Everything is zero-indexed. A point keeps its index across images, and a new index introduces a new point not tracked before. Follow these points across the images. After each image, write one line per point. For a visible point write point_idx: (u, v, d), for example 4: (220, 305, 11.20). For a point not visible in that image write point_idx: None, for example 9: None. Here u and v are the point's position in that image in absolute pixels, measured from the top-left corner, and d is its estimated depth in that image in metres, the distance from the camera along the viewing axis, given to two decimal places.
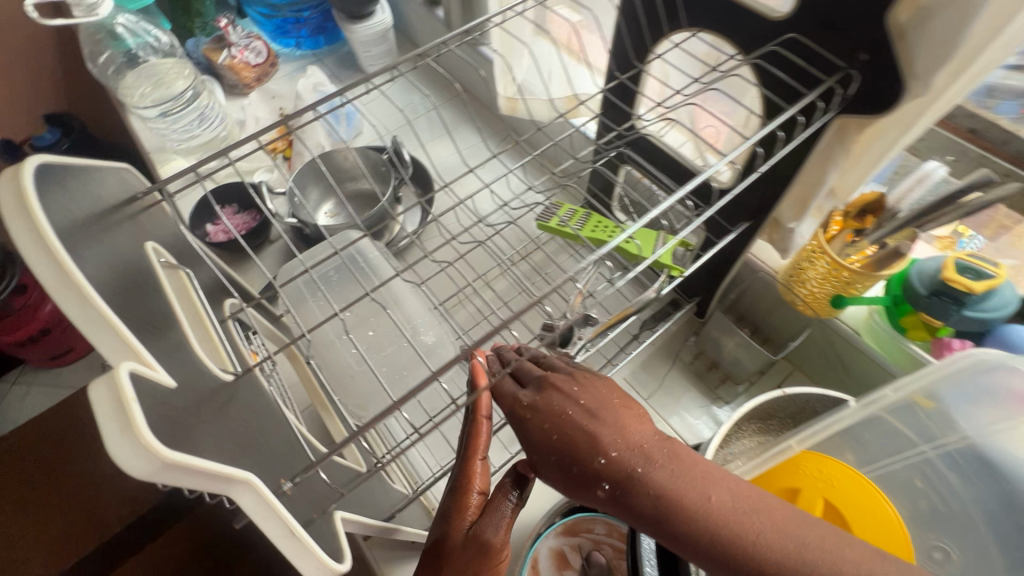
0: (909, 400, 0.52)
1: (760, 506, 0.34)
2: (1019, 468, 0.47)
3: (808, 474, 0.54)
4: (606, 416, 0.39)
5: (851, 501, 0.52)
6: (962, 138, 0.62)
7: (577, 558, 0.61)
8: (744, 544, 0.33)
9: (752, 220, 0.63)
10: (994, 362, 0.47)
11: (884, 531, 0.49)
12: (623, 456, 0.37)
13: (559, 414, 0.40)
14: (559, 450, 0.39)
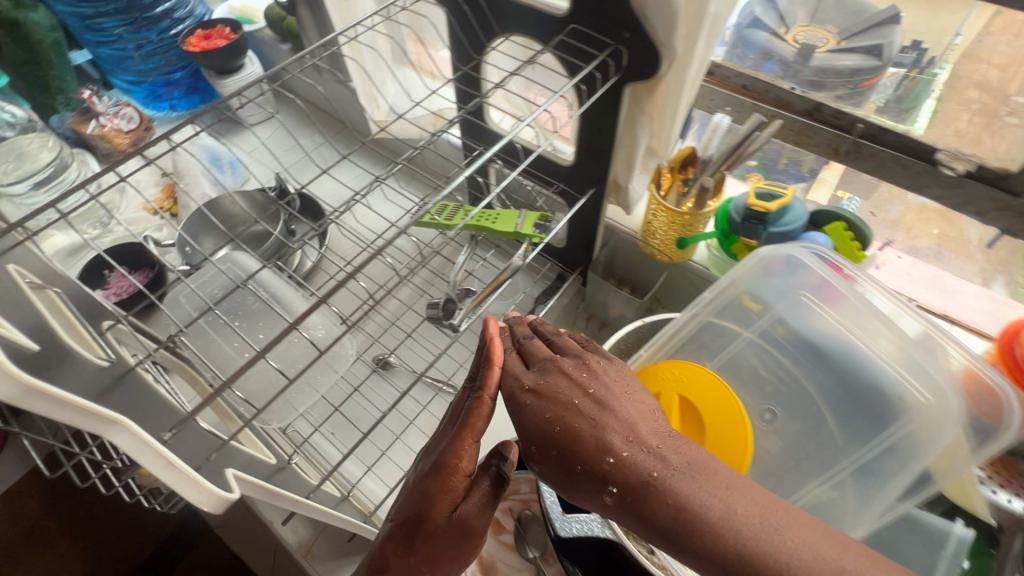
0: (737, 299, 0.64)
1: (768, 511, 0.38)
2: (825, 340, 0.59)
3: (667, 378, 0.57)
4: (619, 408, 0.44)
5: (703, 392, 0.55)
6: (737, 94, 0.70)
7: (509, 520, 0.70)
8: (753, 545, 0.36)
9: (596, 185, 0.72)
10: (773, 257, 0.63)
11: (731, 412, 0.53)
12: (646, 462, 0.40)
13: (568, 403, 0.44)
14: (561, 444, 0.43)
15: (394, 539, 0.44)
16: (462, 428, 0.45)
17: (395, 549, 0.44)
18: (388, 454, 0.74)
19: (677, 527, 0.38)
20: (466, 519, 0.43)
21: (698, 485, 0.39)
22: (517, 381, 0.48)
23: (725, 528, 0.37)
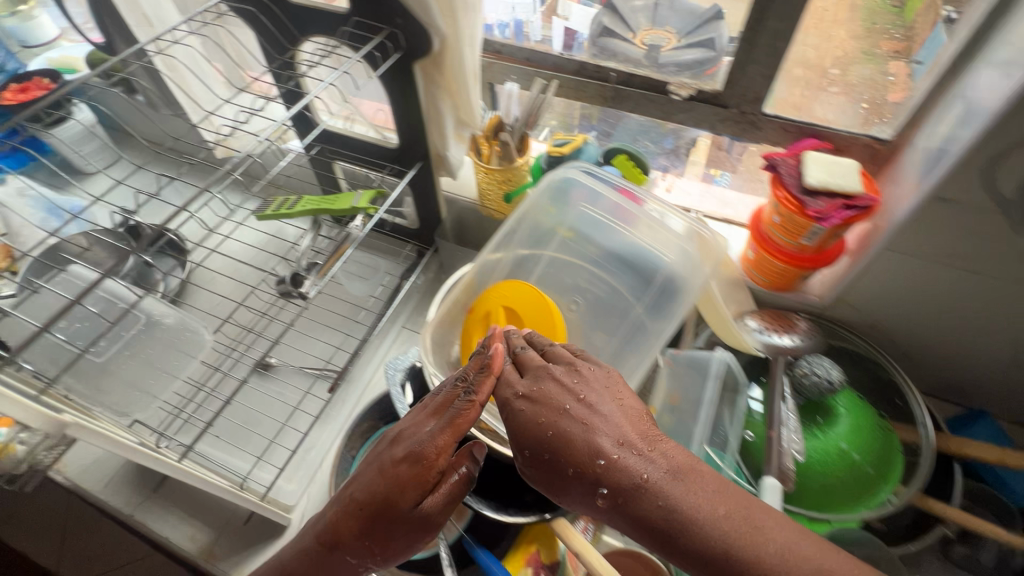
0: (559, 230, 0.73)
1: (748, 514, 0.42)
2: (631, 247, 0.71)
3: (497, 297, 0.66)
4: (609, 415, 0.46)
5: (526, 303, 0.64)
6: (519, 63, 0.83)
7: None
8: (736, 548, 0.41)
9: (421, 159, 0.83)
10: (574, 181, 0.73)
11: (551, 314, 0.63)
12: (634, 469, 0.43)
13: (560, 409, 0.47)
14: (553, 447, 0.46)
15: (354, 532, 0.48)
16: (446, 430, 0.47)
17: (354, 530, 0.48)
18: (276, 441, 0.78)
19: (661, 529, 0.42)
20: (430, 510, 0.47)
21: (691, 495, 0.43)
22: (510, 387, 0.50)
23: (705, 528, 0.41)
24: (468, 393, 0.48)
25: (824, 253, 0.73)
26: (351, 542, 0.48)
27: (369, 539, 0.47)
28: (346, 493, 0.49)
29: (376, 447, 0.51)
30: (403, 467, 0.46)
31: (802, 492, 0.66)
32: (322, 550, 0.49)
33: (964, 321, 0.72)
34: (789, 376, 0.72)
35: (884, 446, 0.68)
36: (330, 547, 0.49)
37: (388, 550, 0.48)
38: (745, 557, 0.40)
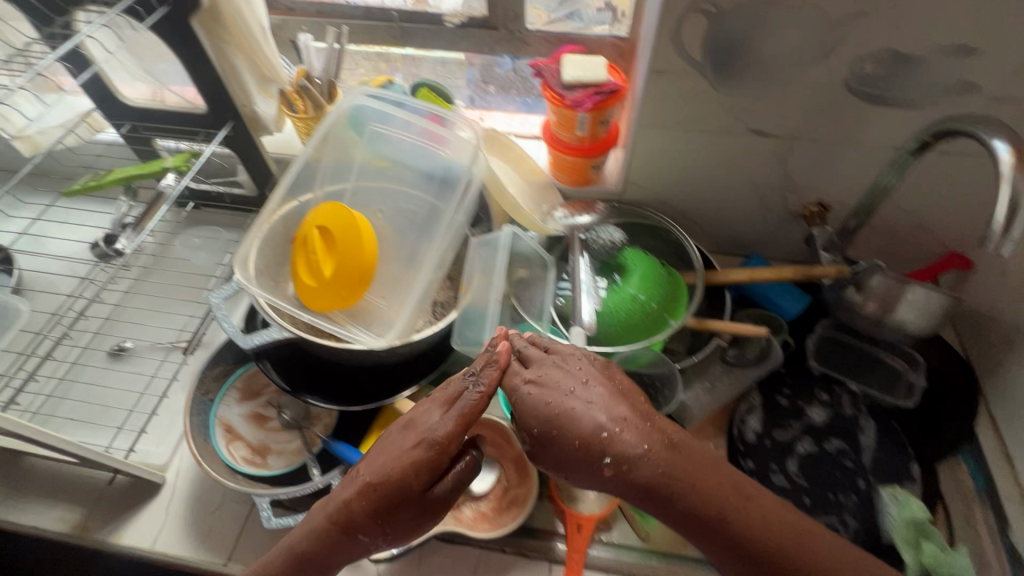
0: (363, 162, 0.80)
1: (729, 491, 0.55)
2: (422, 156, 0.79)
3: (312, 223, 0.71)
4: (605, 396, 0.57)
5: (336, 220, 0.70)
6: (311, 15, 0.88)
7: (270, 409, 0.80)
8: (727, 515, 0.53)
9: (231, 117, 0.85)
10: (361, 109, 0.78)
11: (353, 224, 0.69)
12: (635, 441, 0.55)
13: (566, 397, 0.56)
14: (560, 426, 0.55)
15: (365, 522, 0.55)
16: (456, 418, 0.55)
17: (369, 512, 0.55)
18: (133, 408, 0.81)
19: (657, 490, 0.54)
20: (438, 487, 0.56)
21: (695, 486, 0.54)
22: (517, 377, 0.59)
23: (709, 509, 0.54)
24: (482, 386, 0.57)
25: (601, 141, 0.86)
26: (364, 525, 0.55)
27: (383, 517, 0.55)
28: (360, 479, 0.56)
29: (388, 439, 0.58)
30: (423, 454, 0.55)
31: (606, 336, 0.78)
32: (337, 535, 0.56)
33: (717, 180, 0.88)
34: (584, 246, 0.83)
35: (666, 284, 0.82)
36: (344, 530, 0.56)
37: (397, 529, 0.56)
38: (734, 522, 0.53)
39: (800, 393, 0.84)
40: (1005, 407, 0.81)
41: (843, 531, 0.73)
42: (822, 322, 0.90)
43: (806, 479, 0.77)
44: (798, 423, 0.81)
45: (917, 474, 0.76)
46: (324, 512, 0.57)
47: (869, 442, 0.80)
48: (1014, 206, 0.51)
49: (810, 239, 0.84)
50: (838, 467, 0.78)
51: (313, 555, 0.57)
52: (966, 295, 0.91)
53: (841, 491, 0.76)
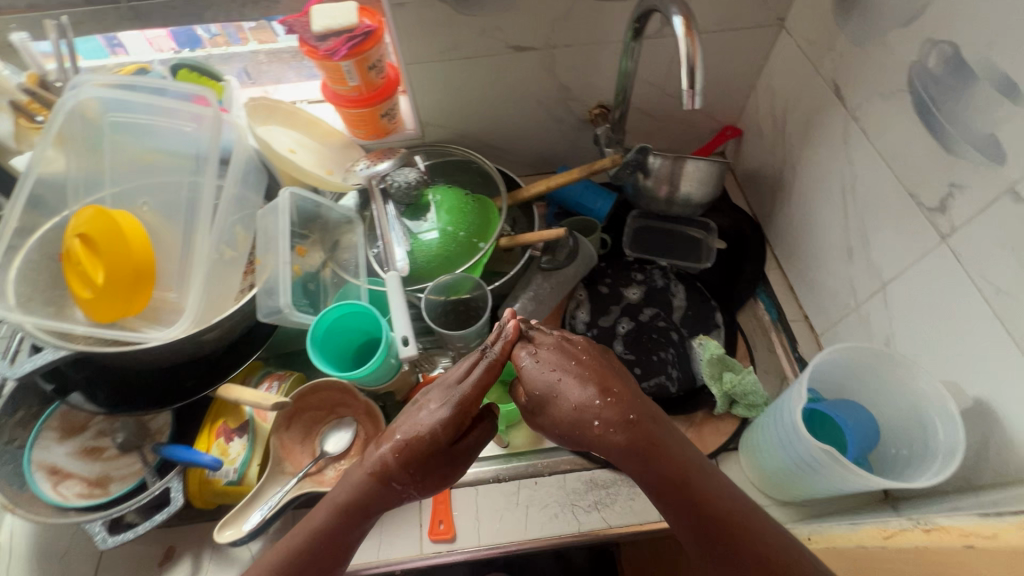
0: (116, 155, 0.73)
1: (706, 472, 0.52)
2: (176, 135, 0.73)
3: (74, 232, 0.63)
4: (594, 372, 0.56)
5: (99, 228, 0.63)
6: (20, 10, 0.79)
7: (104, 440, 0.76)
8: (694, 484, 0.51)
9: None
10: (95, 98, 0.70)
11: (120, 233, 0.64)
12: (626, 407, 0.53)
13: (570, 369, 0.57)
14: (560, 388, 0.56)
15: (395, 472, 0.57)
16: (477, 383, 0.58)
17: (406, 465, 0.56)
18: None
19: (635, 458, 0.52)
20: (462, 443, 0.59)
21: (665, 457, 0.51)
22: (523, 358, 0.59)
23: (684, 481, 0.51)
24: (495, 353, 0.59)
25: (379, 88, 0.86)
26: (402, 479, 0.56)
27: (417, 471, 0.57)
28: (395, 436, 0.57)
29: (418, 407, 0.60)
30: (450, 409, 0.57)
31: (424, 274, 0.82)
32: (374, 491, 0.56)
33: (502, 102, 0.92)
34: (386, 192, 0.84)
35: (474, 213, 0.86)
36: (381, 483, 0.57)
37: (429, 478, 0.57)
38: (698, 493, 0.50)
39: (618, 279, 0.94)
40: (782, 246, 0.94)
41: (668, 383, 0.83)
42: (632, 215, 1.00)
43: (632, 349, 0.87)
44: (618, 304, 0.91)
45: (721, 319, 0.89)
46: (360, 470, 0.58)
47: (680, 303, 0.91)
48: (691, 62, 0.59)
49: (596, 140, 0.92)
50: (656, 331, 0.89)
51: (346, 517, 0.56)
52: (744, 160, 1.03)
53: (661, 349, 0.87)
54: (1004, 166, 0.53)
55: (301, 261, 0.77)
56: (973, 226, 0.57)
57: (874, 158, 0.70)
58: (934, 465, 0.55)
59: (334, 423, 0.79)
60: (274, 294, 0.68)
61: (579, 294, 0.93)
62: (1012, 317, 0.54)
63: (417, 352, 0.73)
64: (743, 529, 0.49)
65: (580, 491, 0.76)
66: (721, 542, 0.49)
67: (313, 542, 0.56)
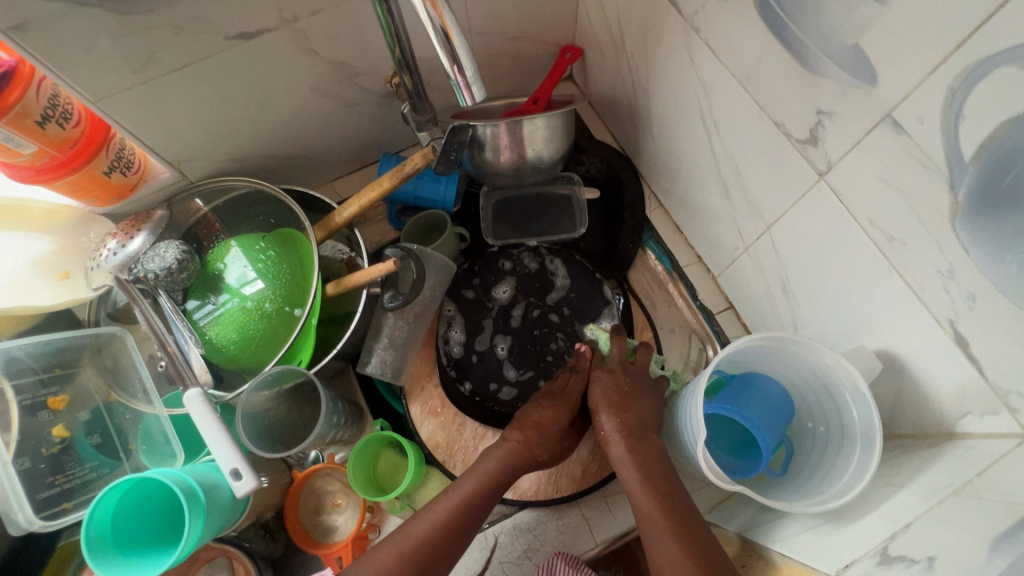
0: None
1: (672, 474, 0.58)
2: None
3: None
4: (630, 404, 0.63)
5: None
6: None
7: None
8: (662, 479, 0.57)
9: None
10: None
11: None
12: (635, 419, 0.62)
13: (614, 394, 0.64)
14: (609, 397, 0.64)
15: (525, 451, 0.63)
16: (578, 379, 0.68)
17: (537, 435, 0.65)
18: None
19: (631, 460, 0.59)
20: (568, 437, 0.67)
21: (647, 465, 0.58)
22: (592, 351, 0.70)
23: (664, 482, 0.57)
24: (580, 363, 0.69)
25: (78, 141, 0.61)
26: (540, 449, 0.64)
27: (545, 450, 0.65)
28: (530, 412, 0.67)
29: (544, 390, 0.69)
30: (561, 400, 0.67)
31: (243, 366, 0.66)
32: (513, 469, 0.62)
33: (266, 106, 0.68)
34: (146, 287, 0.64)
35: (279, 269, 0.67)
36: (518, 463, 0.63)
37: (555, 454, 0.66)
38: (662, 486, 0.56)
39: (488, 273, 0.81)
40: (658, 181, 0.81)
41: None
42: (482, 192, 0.83)
43: (522, 355, 0.77)
44: (494, 305, 0.79)
45: (611, 295, 0.79)
46: (509, 440, 0.64)
47: (562, 283, 0.80)
48: (443, 31, 0.41)
49: (405, 121, 0.71)
50: (544, 323, 0.78)
51: (489, 490, 0.60)
52: (594, 84, 0.86)
53: (551, 343, 0.77)
54: (876, 87, 0.40)
55: (65, 419, 0.59)
56: (851, 163, 0.46)
57: (726, 79, 0.56)
58: (854, 458, 0.49)
59: (202, 575, 0.62)
60: (8, 508, 0.53)
61: (449, 307, 0.79)
62: (909, 269, 0.45)
63: (258, 480, 0.55)
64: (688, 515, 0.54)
65: (507, 545, 0.67)
66: (675, 525, 0.53)
67: (445, 538, 0.57)
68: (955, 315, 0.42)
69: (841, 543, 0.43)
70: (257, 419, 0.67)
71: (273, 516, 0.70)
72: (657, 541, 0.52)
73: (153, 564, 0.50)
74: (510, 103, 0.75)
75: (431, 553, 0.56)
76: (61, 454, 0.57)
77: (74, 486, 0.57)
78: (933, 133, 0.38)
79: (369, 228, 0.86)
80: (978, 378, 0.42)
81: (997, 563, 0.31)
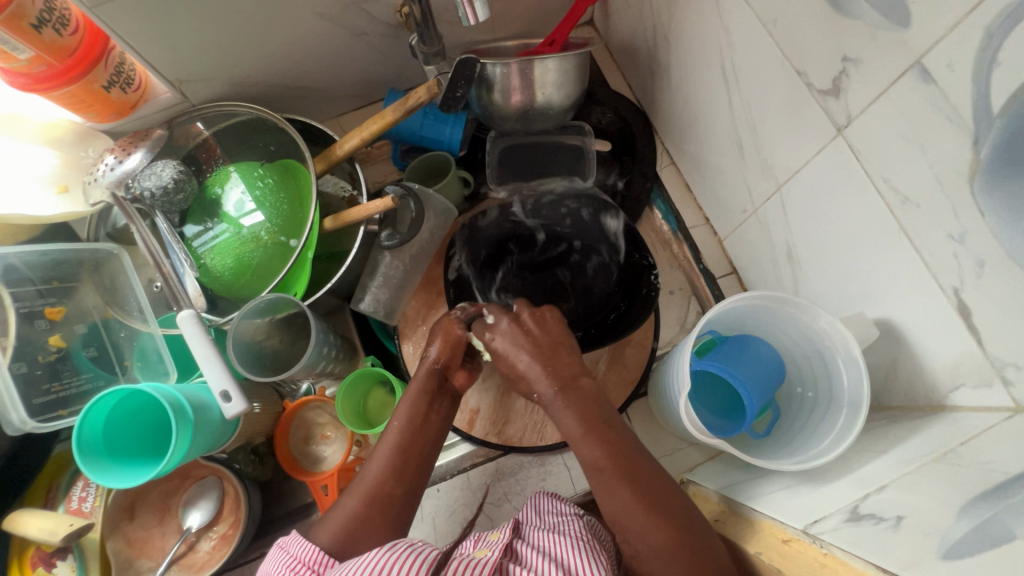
0: None
1: (641, 451, 0.52)
2: None
3: None
4: (553, 354, 0.56)
5: None
6: None
7: None
8: (632, 462, 0.51)
9: None
10: None
11: None
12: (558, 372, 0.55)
13: (522, 348, 0.56)
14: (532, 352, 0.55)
15: (415, 439, 0.57)
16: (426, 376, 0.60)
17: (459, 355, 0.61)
18: None
19: (592, 441, 0.51)
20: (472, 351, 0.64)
21: (615, 447, 0.51)
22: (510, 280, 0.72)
23: (630, 461, 0.51)
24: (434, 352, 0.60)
25: (76, 50, 0.59)
26: (457, 365, 0.61)
27: (422, 421, 0.58)
28: (436, 343, 0.60)
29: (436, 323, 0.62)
30: (419, 382, 0.59)
31: (239, 294, 0.66)
32: (414, 439, 0.57)
33: (271, 28, 0.65)
34: (144, 207, 0.64)
35: (277, 199, 0.66)
36: (416, 431, 0.57)
37: (429, 421, 0.58)
38: (640, 465, 0.51)
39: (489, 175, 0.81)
40: (672, 138, 0.78)
41: (608, 259, 0.71)
42: (489, 137, 0.81)
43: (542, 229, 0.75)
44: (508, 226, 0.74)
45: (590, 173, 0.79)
46: (393, 424, 0.57)
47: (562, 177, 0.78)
48: None
49: (413, 54, 0.68)
50: (546, 198, 0.75)
51: (402, 460, 0.56)
52: (615, 30, 0.81)
53: (563, 212, 0.74)
54: (908, 29, 0.37)
55: (63, 329, 0.60)
56: (872, 116, 0.43)
57: (751, 23, 0.52)
58: (839, 421, 0.49)
59: (194, 490, 0.64)
60: (4, 408, 0.54)
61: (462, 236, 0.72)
62: (919, 232, 0.42)
63: (248, 404, 0.57)
64: (647, 479, 0.50)
65: (488, 486, 0.69)
66: (652, 510, 0.48)
67: (401, 462, 0.55)
68: (961, 283, 0.40)
69: (815, 501, 0.43)
70: (249, 348, 0.67)
71: (263, 442, 0.72)
72: (634, 528, 0.48)
73: (142, 472, 0.51)
74: (524, 44, 0.72)
75: (389, 487, 0.54)
76: (57, 363, 0.59)
77: (70, 395, 0.59)
78: (963, 82, 0.35)
79: (372, 167, 0.84)
80: (973, 347, 0.41)
81: (967, 523, 0.31)
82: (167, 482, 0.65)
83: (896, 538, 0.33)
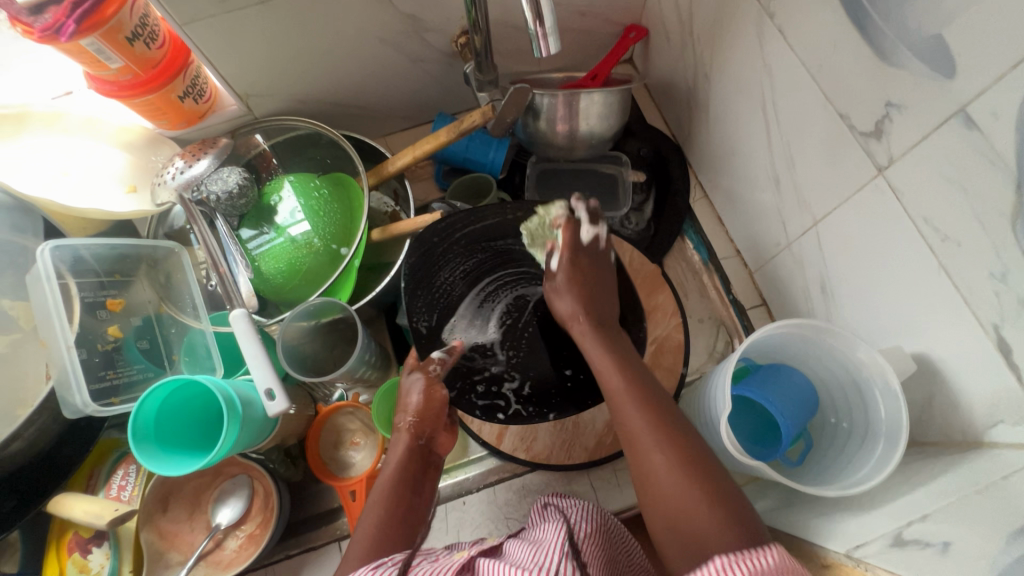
0: None
1: (689, 429, 0.51)
2: None
3: None
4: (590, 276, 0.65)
5: None
6: None
7: None
8: (684, 436, 0.50)
9: None
10: None
11: None
12: (599, 311, 0.63)
13: (584, 281, 0.64)
14: (601, 294, 0.64)
15: (400, 521, 0.54)
16: (402, 454, 0.58)
17: (435, 423, 0.62)
18: None
19: (649, 402, 0.52)
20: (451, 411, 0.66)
21: (663, 419, 0.51)
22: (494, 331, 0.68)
23: (678, 433, 0.50)
24: (411, 422, 0.60)
25: (160, 63, 0.64)
26: (439, 430, 0.62)
27: (407, 499, 0.56)
28: (417, 399, 0.61)
29: (418, 381, 0.62)
30: (402, 455, 0.58)
31: (287, 297, 0.69)
32: (400, 517, 0.54)
33: (337, 51, 0.70)
34: (207, 209, 0.68)
35: (330, 209, 0.69)
36: (403, 509, 0.55)
37: (416, 504, 0.56)
38: (696, 444, 0.49)
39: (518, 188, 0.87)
40: (707, 173, 0.81)
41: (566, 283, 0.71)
42: (529, 162, 0.84)
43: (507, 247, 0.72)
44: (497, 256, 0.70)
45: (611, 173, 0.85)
46: (375, 506, 0.54)
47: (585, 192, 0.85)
48: None
49: (467, 80, 0.72)
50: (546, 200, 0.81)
51: (392, 539, 0.52)
52: (655, 68, 0.85)
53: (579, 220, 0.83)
54: (953, 79, 0.40)
55: (120, 320, 0.63)
56: (914, 158, 0.45)
57: (795, 66, 0.55)
58: (877, 452, 0.50)
59: (226, 486, 0.66)
60: (69, 391, 0.55)
61: (457, 254, 0.69)
62: (959, 271, 0.44)
63: (290, 404, 0.58)
64: (702, 457, 0.48)
65: (513, 502, 0.70)
66: (710, 490, 0.45)
67: (387, 542, 0.52)
68: (1001, 320, 0.42)
69: (853, 528, 0.43)
70: (291, 352, 0.69)
71: (295, 444, 0.74)
72: (692, 508, 0.45)
73: (184, 462, 0.53)
74: (569, 77, 0.76)
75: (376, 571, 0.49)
76: (113, 352, 0.61)
77: (120, 384, 0.60)
78: (1007, 130, 0.38)
79: (415, 185, 0.88)
80: (1014, 385, 0.42)
81: (1013, 552, 0.32)
82: (201, 478, 0.66)
83: (945, 564, 0.34)
